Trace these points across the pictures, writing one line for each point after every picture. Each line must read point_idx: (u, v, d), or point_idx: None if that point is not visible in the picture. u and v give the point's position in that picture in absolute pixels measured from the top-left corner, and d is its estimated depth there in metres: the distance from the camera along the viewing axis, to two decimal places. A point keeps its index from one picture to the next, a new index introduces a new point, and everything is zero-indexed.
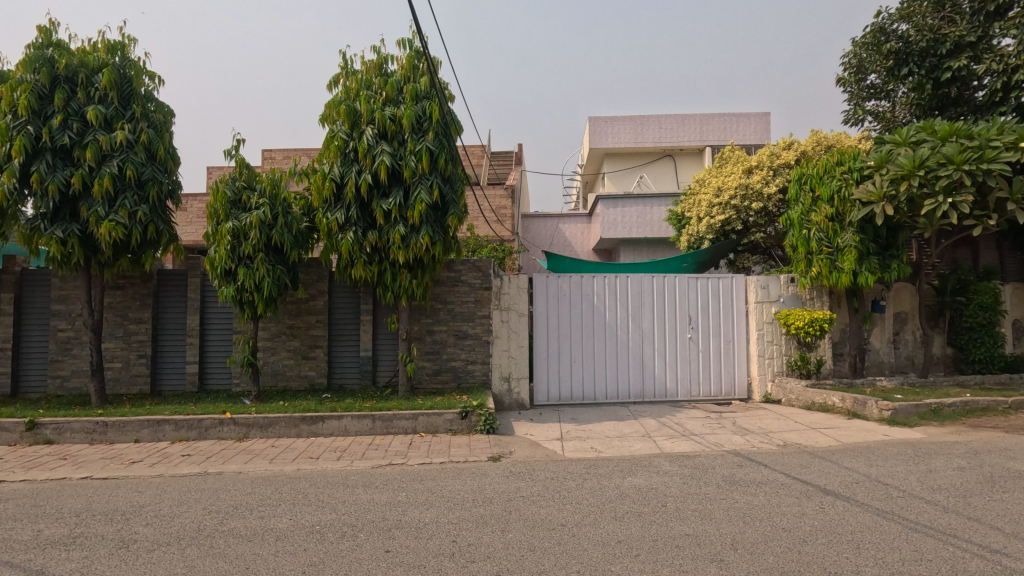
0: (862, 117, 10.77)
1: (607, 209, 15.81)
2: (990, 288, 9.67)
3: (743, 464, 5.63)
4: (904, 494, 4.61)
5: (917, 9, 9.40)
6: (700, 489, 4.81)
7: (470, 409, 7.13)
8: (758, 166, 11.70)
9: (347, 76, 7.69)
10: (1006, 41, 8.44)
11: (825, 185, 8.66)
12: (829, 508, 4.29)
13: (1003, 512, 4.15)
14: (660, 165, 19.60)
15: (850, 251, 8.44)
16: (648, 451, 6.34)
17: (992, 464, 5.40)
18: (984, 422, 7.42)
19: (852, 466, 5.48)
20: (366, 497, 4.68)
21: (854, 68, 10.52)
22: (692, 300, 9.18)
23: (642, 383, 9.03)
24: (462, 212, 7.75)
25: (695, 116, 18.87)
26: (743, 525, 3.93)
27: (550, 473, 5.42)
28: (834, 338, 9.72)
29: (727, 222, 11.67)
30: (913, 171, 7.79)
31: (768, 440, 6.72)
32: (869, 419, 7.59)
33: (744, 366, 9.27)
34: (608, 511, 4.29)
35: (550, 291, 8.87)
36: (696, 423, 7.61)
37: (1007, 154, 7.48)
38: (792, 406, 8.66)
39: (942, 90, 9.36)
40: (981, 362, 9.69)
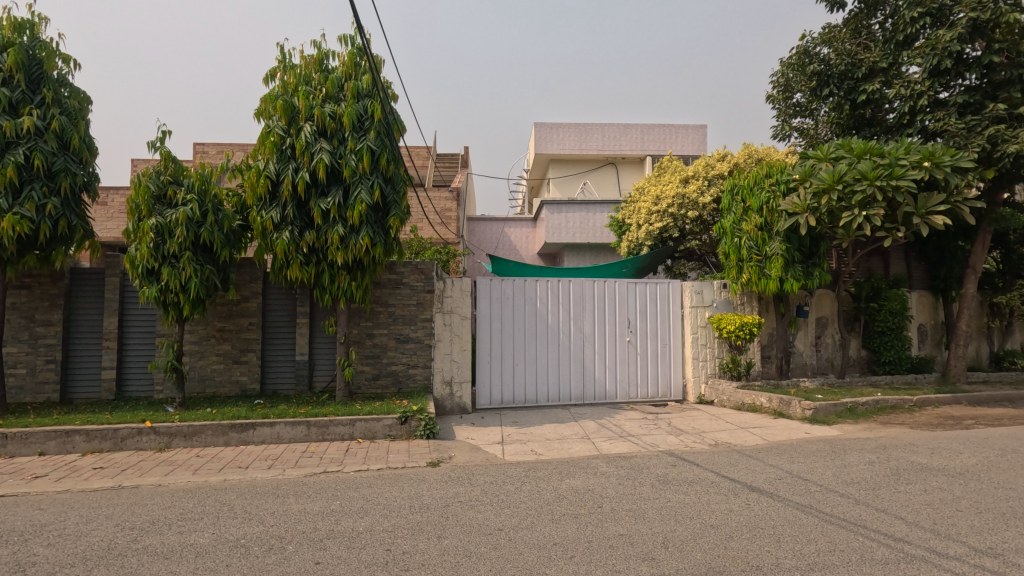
0: (788, 133, 11.43)
1: (551, 215, 16.02)
2: (899, 296, 10.49)
3: (677, 464, 5.83)
4: (822, 488, 4.91)
5: (836, 35, 10.10)
6: (635, 490, 4.93)
7: (410, 414, 7.02)
8: (693, 176, 12.18)
9: (284, 70, 7.42)
10: (912, 68, 9.18)
11: (755, 196, 9.14)
12: (754, 504, 4.50)
13: (907, 502, 4.49)
14: (603, 173, 20.08)
15: (776, 259, 8.93)
16: (586, 453, 6.45)
17: (898, 458, 5.85)
18: (892, 419, 8.03)
19: (775, 463, 5.79)
20: (297, 506, 4.50)
21: (782, 87, 11.16)
22: (632, 304, 9.43)
23: (583, 386, 9.19)
24: (404, 214, 7.61)
25: (636, 126, 19.50)
26: (674, 524, 4.06)
27: (489, 477, 5.40)
28: (763, 342, 10.24)
29: (664, 230, 12.08)
30: (833, 185, 8.33)
31: (700, 439, 6.99)
32: (793, 418, 8.02)
33: (679, 368, 9.61)
34: (545, 513, 4.31)
35: (493, 294, 8.85)
36: (634, 424, 7.81)
37: (913, 172, 8.06)
38: (724, 406, 9.06)
39: (858, 111, 10.08)
40: (891, 364, 10.50)
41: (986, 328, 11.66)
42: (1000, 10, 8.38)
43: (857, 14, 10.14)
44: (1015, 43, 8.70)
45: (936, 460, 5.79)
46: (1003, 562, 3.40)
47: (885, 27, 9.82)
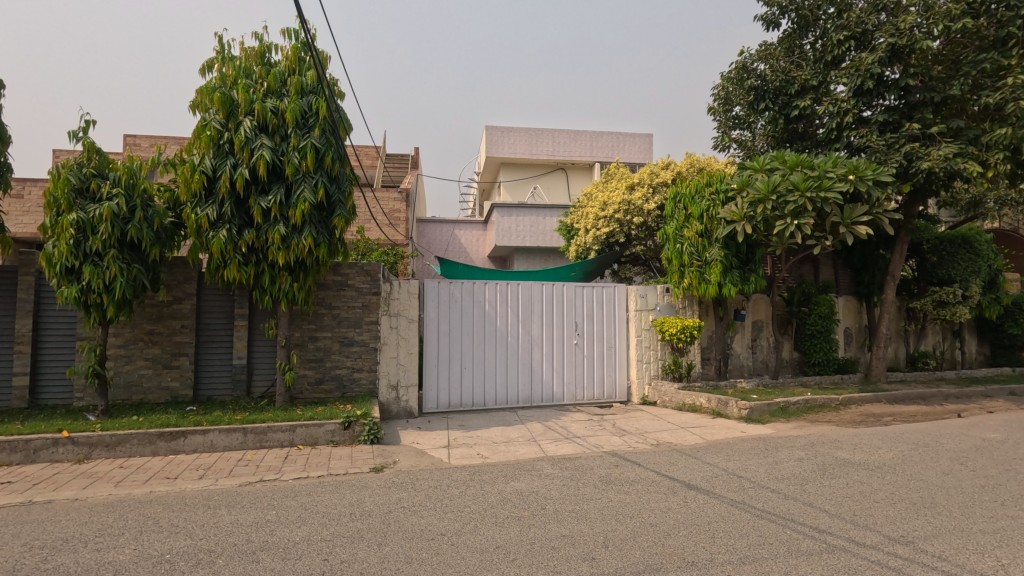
0: (728, 144, 11.92)
1: (502, 218, 16.05)
2: (828, 300, 11.11)
3: (620, 464, 5.96)
4: (754, 484, 5.13)
5: (772, 53, 10.62)
6: (578, 490, 4.99)
7: (353, 419, 6.85)
8: (639, 183, 12.51)
9: (223, 62, 7.12)
10: (839, 87, 9.75)
11: (696, 204, 9.54)
12: (691, 502, 4.65)
13: (831, 496, 4.76)
14: (553, 178, 20.34)
15: (716, 265, 9.29)
16: (532, 455, 6.49)
17: (824, 454, 6.19)
18: (820, 417, 8.50)
19: (712, 461, 6.00)
20: (229, 518, 4.29)
21: (722, 100, 11.62)
22: (579, 307, 9.57)
23: (531, 388, 9.24)
24: (350, 214, 7.42)
25: (586, 132, 19.86)
26: (615, 523, 4.13)
27: (433, 482, 5.33)
28: (703, 344, 10.62)
29: (611, 235, 12.37)
30: (767, 195, 8.75)
31: (643, 440, 7.17)
32: (730, 418, 8.36)
33: (624, 370, 9.83)
34: (488, 517, 4.30)
35: (441, 297, 8.77)
36: (579, 426, 7.93)
37: (840, 185, 8.53)
38: (666, 407, 9.33)
39: (792, 125, 10.66)
40: (820, 364, 11.12)
41: (904, 331, 12.54)
42: (915, 37, 8.97)
43: (790, 34, 10.70)
44: (928, 68, 9.39)
45: (857, 455, 6.17)
46: (914, 549, 3.65)
47: (816, 47, 10.39)
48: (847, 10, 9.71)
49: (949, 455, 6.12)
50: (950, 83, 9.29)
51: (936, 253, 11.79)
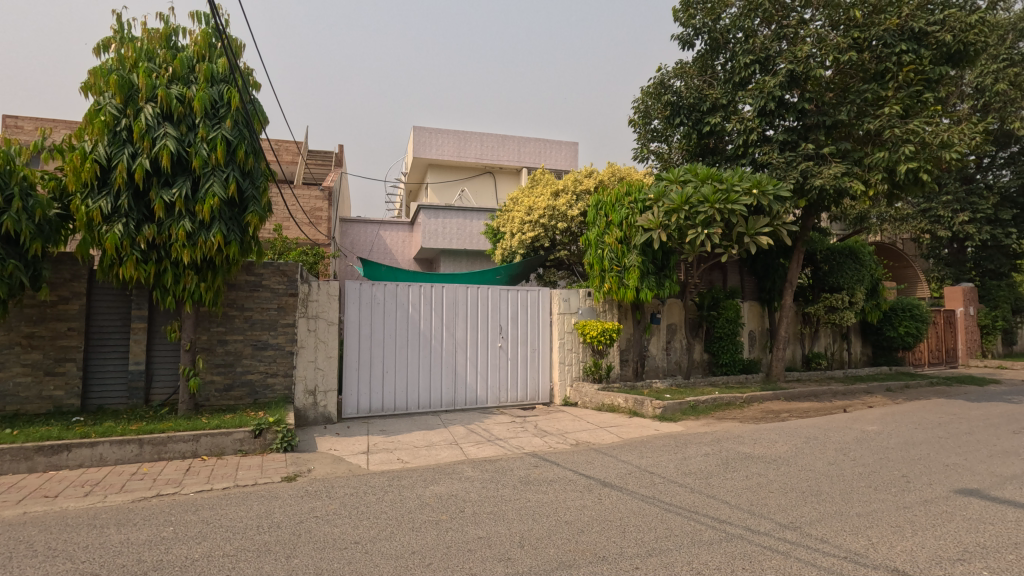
0: (647, 155, 12.49)
1: (428, 220, 15.89)
2: (734, 305, 11.91)
3: (539, 464, 6.06)
4: (664, 480, 5.39)
5: (687, 71, 11.26)
6: (497, 492, 5.02)
7: (265, 427, 6.51)
8: (563, 189, 12.81)
9: (121, 42, 6.58)
10: (745, 107, 10.49)
11: (616, 212, 9.95)
12: (605, 499, 4.82)
13: (732, 488, 5.10)
14: (481, 181, 20.41)
15: (633, 270, 9.70)
16: (453, 458, 6.47)
17: (728, 449, 6.63)
18: (726, 414, 9.09)
19: (627, 459, 6.24)
20: (117, 538, 3.94)
21: (642, 113, 12.17)
22: (503, 310, 9.65)
23: (455, 391, 9.21)
24: (265, 211, 7.05)
25: (513, 138, 20.12)
26: (531, 523, 4.21)
27: (349, 489, 5.17)
28: (622, 347, 11.04)
29: (536, 239, 12.60)
30: (681, 206, 9.24)
31: (563, 440, 7.33)
32: (645, 416, 8.75)
33: (547, 372, 10.02)
34: (405, 523, 4.23)
35: (363, 299, 8.55)
36: (502, 428, 7.99)
37: (744, 198, 9.14)
38: (586, 407, 9.60)
39: (704, 140, 11.39)
40: (727, 365, 11.89)
41: (800, 334, 13.68)
42: (810, 66, 9.85)
43: (704, 55, 11.37)
44: (821, 94, 10.30)
45: (757, 449, 6.66)
46: (801, 534, 3.98)
47: (726, 68, 11.12)
48: (753, 36, 10.48)
49: (834, 447, 6.74)
50: (840, 109, 10.22)
51: (827, 263, 12.94)
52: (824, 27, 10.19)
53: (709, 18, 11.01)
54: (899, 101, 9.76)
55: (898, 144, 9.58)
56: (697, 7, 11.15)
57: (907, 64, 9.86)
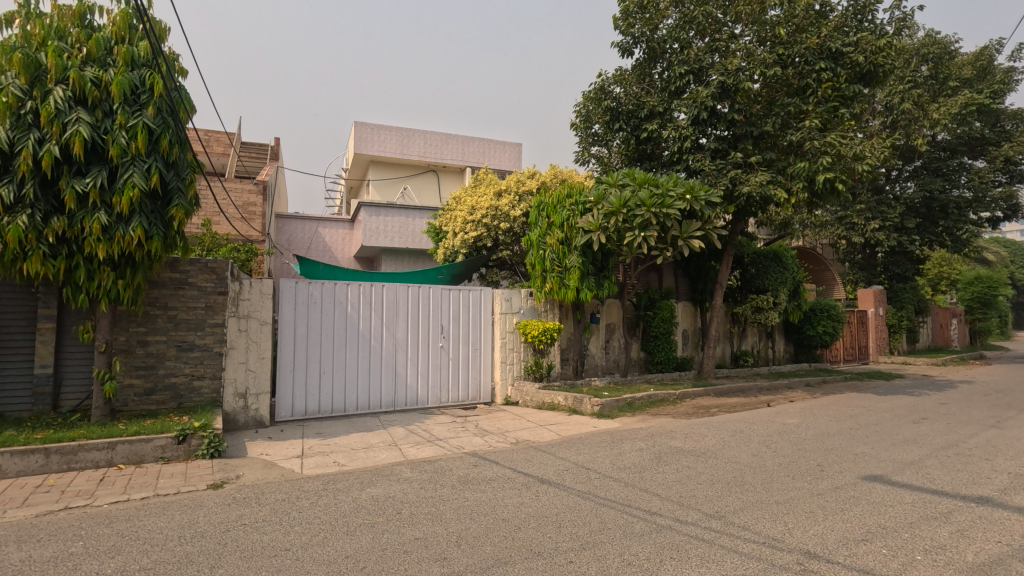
0: (587, 159, 12.77)
1: (369, 217, 15.57)
2: (668, 305, 12.38)
3: (478, 463, 6.07)
4: (600, 475, 5.54)
5: (626, 78, 11.61)
6: (435, 492, 4.99)
7: (189, 432, 6.17)
8: (506, 190, 12.86)
9: (27, 18, 6.08)
10: (680, 115, 10.94)
11: (557, 213, 10.11)
12: (542, 495, 4.90)
13: (663, 481, 5.31)
14: (424, 179, 20.20)
15: (574, 271, 9.89)
16: (392, 460, 6.37)
17: (661, 444, 6.89)
18: (660, 410, 9.45)
19: (565, 456, 6.36)
20: (18, 555, 3.63)
21: (583, 117, 12.44)
22: (445, 310, 9.60)
23: (395, 392, 9.07)
24: (191, 206, 6.67)
25: (457, 137, 20.04)
26: (469, 521, 4.22)
27: (281, 494, 4.99)
28: (563, 346, 11.24)
29: (479, 239, 12.62)
30: (619, 210, 9.51)
31: (503, 439, 7.38)
32: (584, 414, 8.97)
33: (489, 372, 10.04)
34: (340, 527, 4.14)
35: (299, 298, 8.28)
36: (443, 428, 7.94)
37: (678, 203, 9.52)
38: (527, 406, 9.70)
39: (641, 146, 11.80)
40: (662, 363, 12.36)
41: (729, 333, 14.40)
42: (739, 79, 10.37)
43: (642, 63, 11.74)
44: (749, 106, 10.88)
45: (688, 443, 6.96)
46: (725, 522, 4.19)
47: (662, 77, 11.55)
48: (687, 47, 10.93)
49: (758, 439, 7.14)
50: (765, 121, 10.83)
51: (754, 266, 13.67)
52: (752, 43, 10.77)
53: (647, 28, 11.40)
54: (818, 116, 10.45)
55: (817, 156, 10.25)
56: (636, 16, 11.50)
57: (826, 81, 10.59)
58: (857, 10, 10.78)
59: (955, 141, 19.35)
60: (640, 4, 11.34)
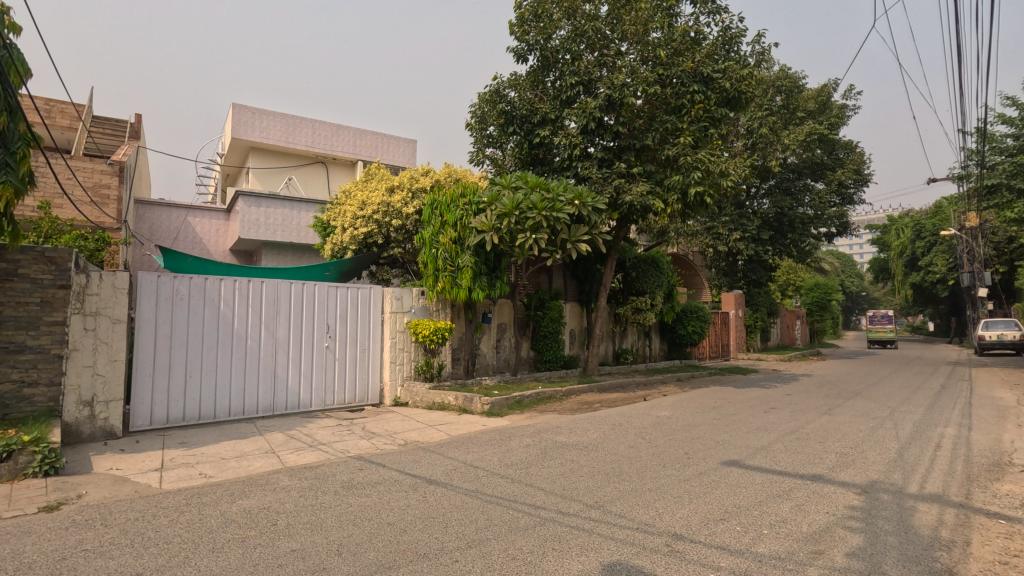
0: (482, 160, 12.88)
1: (248, 208, 14.44)
2: (557, 305, 12.84)
3: (363, 467, 5.87)
4: (488, 472, 5.61)
5: (520, 83, 11.92)
6: (315, 500, 4.74)
7: (16, 448, 5.34)
8: (399, 186, 12.53)
9: None
10: (570, 123, 11.43)
11: (451, 212, 10.12)
12: (429, 496, 4.84)
13: (548, 475, 5.50)
14: (311, 171, 19.15)
15: (466, 270, 9.94)
16: (268, 468, 5.95)
17: (547, 439, 7.13)
18: (547, 407, 9.79)
19: (453, 455, 6.35)
20: None
21: (479, 119, 12.57)
22: (331, 308, 9.17)
23: (274, 395, 8.48)
24: (22, 184, 5.68)
25: (348, 129, 19.25)
26: (352, 528, 4.06)
27: (134, 513, 4.45)
28: (454, 345, 11.27)
29: (369, 235, 12.24)
30: (512, 211, 9.69)
31: (391, 441, 7.20)
32: (474, 412, 9.04)
33: (378, 373, 9.74)
34: (204, 544, 3.79)
35: (161, 294, 7.47)
36: (326, 432, 7.57)
37: (568, 208, 9.86)
38: (417, 406, 9.55)
39: (534, 150, 12.17)
40: (550, 361, 12.79)
41: (612, 332, 15.27)
42: (624, 93, 11.04)
43: (536, 70, 12.10)
44: (632, 119, 11.62)
45: (572, 437, 7.28)
46: (603, 511, 4.44)
47: (555, 86, 11.97)
48: (578, 59, 11.44)
49: (635, 432, 7.64)
50: (646, 135, 11.63)
51: (635, 269, 14.58)
52: (637, 61, 11.52)
53: (541, 37, 11.77)
54: (691, 133, 11.37)
55: (690, 170, 11.15)
56: (531, 24, 11.85)
57: (698, 102, 11.54)
58: (725, 41, 11.89)
59: (801, 165, 22.12)
60: (535, 13, 11.72)
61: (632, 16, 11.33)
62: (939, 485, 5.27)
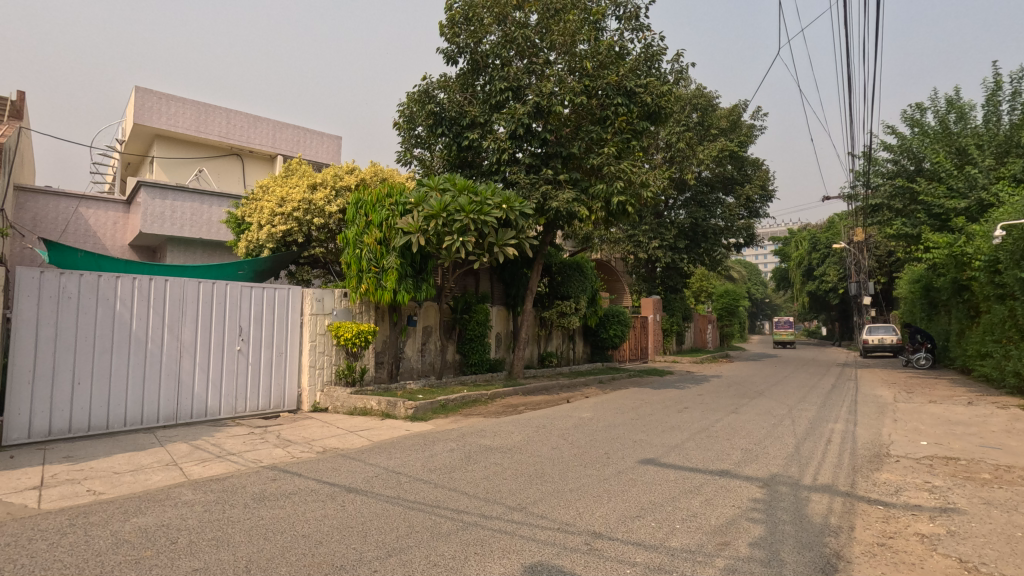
0: (409, 160, 12.67)
1: (152, 200, 13.34)
2: (484, 309, 12.85)
3: (277, 477, 5.57)
4: (411, 478, 5.50)
5: (449, 85, 11.88)
6: (222, 514, 4.43)
7: None
8: (321, 183, 12.04)
9: None
10: (499, 128, 11.52)
11: (376, 212, 9.89)
12: (349, 505, 4.68)
13: (472, 479, 5.48)
14: (225, 163, 18.04)
15: (392, 272, 9.74)
16: (170, 481, 5.51)
17: (471, 443, 7.11)
18: (472, 410, 9.76)
19: (375, 461, 6.18)
20: None
21: (407, 118, 12.39)
22: (244, 310, 8.66)
23: (178, 403, 7.86)
24: None
25: (267, 121, 18.32)
26: (262, 542, 3.84)
27: (5, 538, 3.95)
28: (377, 349, 11.01)
29: (288, 233, 11.70)
30: (439, 213, 9.60)
31: (308, 448, 6.89)
32: (397, 417, 8.82)
33: (295, 378, 9.30)
34: (90, 569, 3.43)
35: (46, 292, 6.72)
36: (236, 441, 7.11)
37: (495, 212, 9.88)
38: (337, 412, 9.22)
39: (462, 153, 12.16)
40: (476, 364, 12.79)
41: (537, 336, 15.54)
42: (552, 102, 11.27)
43: (466, 73, 12.12)
44: (559, 128, 11.87)
45: (496, 440, 7.30)
46: (525, 513, 4.48)
47: (484, 90, 12.03)
48: (508, 65, 11.57)
49: (557, 434, 7.79)
50: (572, 144, 11.94)
51: (560, 274, 14.89)
52: (564, 71, 11.80)
53: (472, 40, 11.80)
54: (615, 144, 11.79)
55: (613, 180, 11.54)
56: (462, 27, 11.85)
57: (621, 115, 11.96)
58: (647, 58, 12.43)
59: (714, 179, 23.54)
60: (466, 16, 11.73)
61: (560, 27, 11.60)
62: (829, 476, 5.78)
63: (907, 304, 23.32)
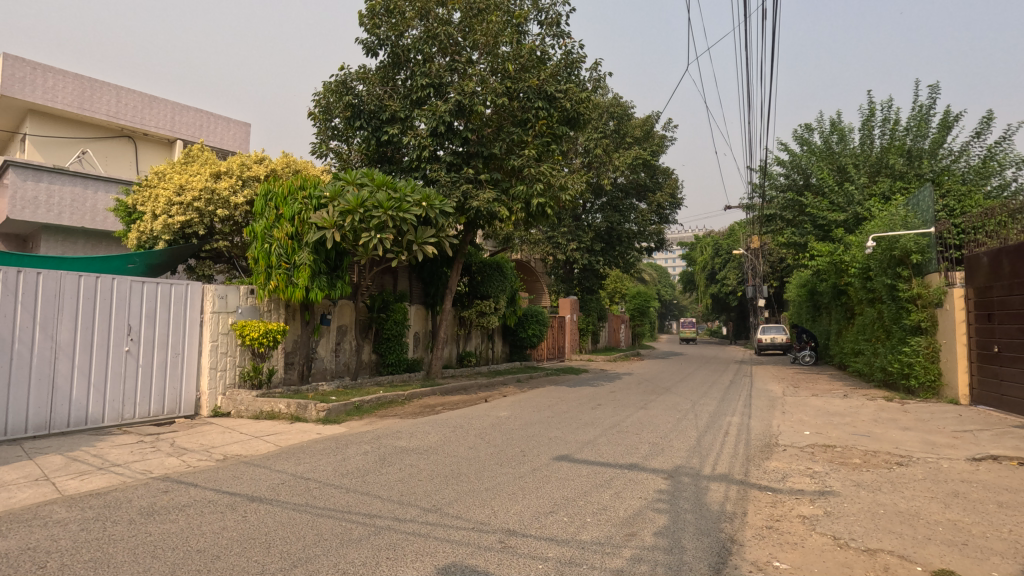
0: (325, 152, 12.15)
1: (23, 182, 11.87)
2: (402, 308, 12.58)
3: (170, 489, 5.13)
4: (320, 484, 5.27)
5: (369, 78, 11.54)
6: (103, 533, 4.02)
7: None
8: (226, 171, 11.24)
9: None
10: (420, 125, 11.36)
11: (287, 205, 9.41)
12: (251, 515, 4.41)
13: (386, 482, 5.35)
14: (115, 145, 16.42)
15: (304, 268, 9.33)
16: (40, 498, 4.92)
17: (386, 445, 6.94)
18: (388, 411, 9.53)
19: (281, 468, 5.86)
20: None
21: (323, 108, 11.87)
22: (134, 307, 7.92)
23: (51, 410, 7.03)
24: None
25: (164, 101, 16.89)
26: (150, 561, 3.52)
27: None
28: (287, 349, 10.49)
29: (187, 224, 10.83)
30: (355, 208, 9.29)
31: (207, 456, 6.41)
32: (308, 420, 8.43)
33: (193, 380, 8.63)
34: None
35: None
36: (123, 451, 6.48)
37: (415, 209, 9.70)
38: (241, 416, 8.66)
39: (381, 148, 11.86)
40: (393, 365, 12.50)
41: (456, 335, 15.46)
42: (474, 101, 11.25)
43: (386, 66, 11.85)
44: (481, 128, 11.89)
45: (411, 442, 7.18)
46: (440, 514, 4.43)
47: (405, 84, 11.81)
48: (430, 62, 11.43)
49: (474, 433, 7.79)
50: (493, 145, 11.99)
51: (480, 274, 14.91)
52: (486, 71, 11.83)
53: (393, 33, 11.54)
54: (535, 147, 11.95)
55: (533, 182, 11.70)
56: (382, 18, 11.58)
57: (542, 119, 12.13)
58: (567, 64, 12.71)
59: (628, 185, 24.62)
60: (387, 9, 11.48)
61: (483, 27, 11.60)
62: (727, 466, 6.21)
63: (795, 306, 25.59)
